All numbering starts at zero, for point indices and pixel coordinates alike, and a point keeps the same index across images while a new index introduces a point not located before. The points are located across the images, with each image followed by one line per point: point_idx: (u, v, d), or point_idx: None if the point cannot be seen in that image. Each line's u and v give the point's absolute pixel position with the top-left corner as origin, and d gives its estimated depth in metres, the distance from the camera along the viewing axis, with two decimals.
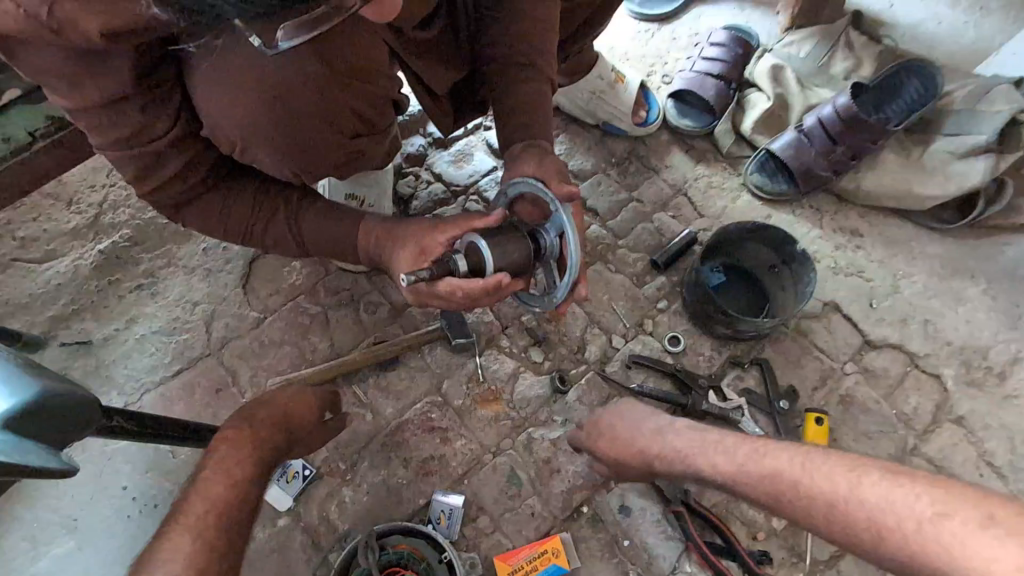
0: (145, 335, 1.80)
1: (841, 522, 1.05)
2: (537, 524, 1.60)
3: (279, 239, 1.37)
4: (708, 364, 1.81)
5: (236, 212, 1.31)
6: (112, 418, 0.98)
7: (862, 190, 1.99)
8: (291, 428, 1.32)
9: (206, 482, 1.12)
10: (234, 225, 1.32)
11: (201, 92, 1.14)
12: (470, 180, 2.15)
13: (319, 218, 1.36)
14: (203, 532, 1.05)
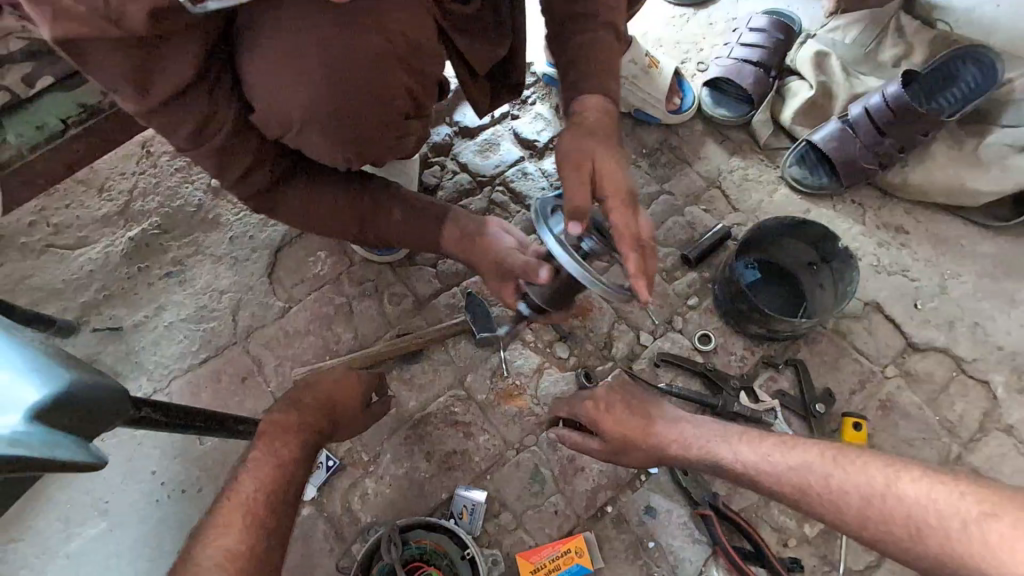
0: (174, 322, 1.82)
1: (877, 516, 1.02)
2: (560, 522, 1.58)
3: (355, 229, 1.41)
4: (740, 364, 1.75)
5: (318, 199, 1.34)
6: (141, 408, 0.98)
7: (909, 185, 1.89)
8: (334, 413, 1.32)
9: (256, 461, 1.17)
10: (316, 211, 1.35)
11: (255, 73, 1.13)
12: (497, 170, 2.11)
13: (406, 214, 1.42)
14: (252, 509, 1.10)
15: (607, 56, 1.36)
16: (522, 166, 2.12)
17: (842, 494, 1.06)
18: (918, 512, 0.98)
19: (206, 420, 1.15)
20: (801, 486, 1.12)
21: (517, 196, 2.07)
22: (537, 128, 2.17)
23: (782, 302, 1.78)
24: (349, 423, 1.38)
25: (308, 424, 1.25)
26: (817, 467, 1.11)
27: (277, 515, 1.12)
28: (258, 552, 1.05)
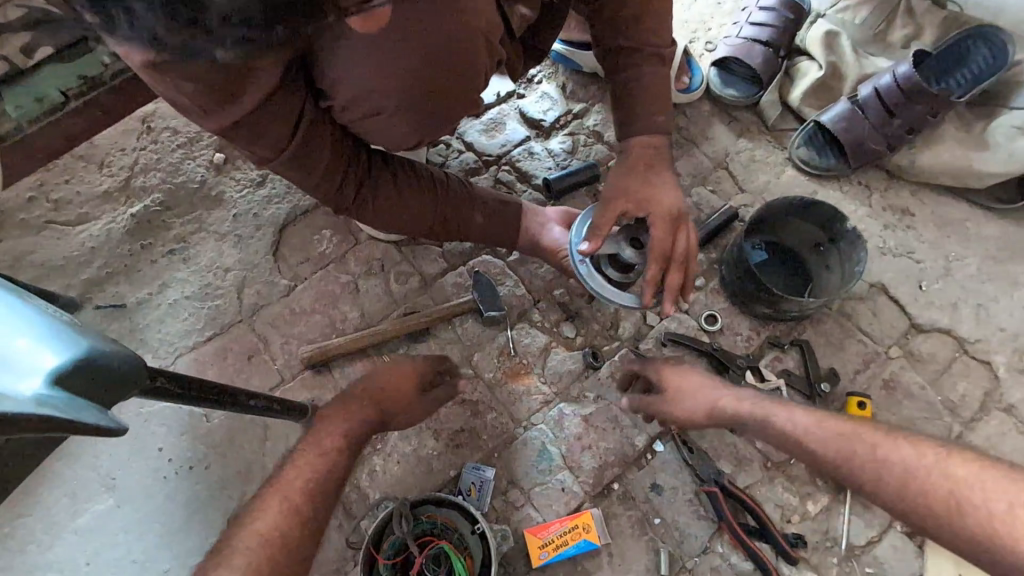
0: (178, 300, 1.80)
1: (920, 489, 1.07)
2: (567, 499, 1.59)
3: (444, 232, 1.55)
4: (745, 344, 1.76)
5: (411, 202, 1.45)
6: (157, 379, 0.97)
7: (916, 167, 1.89)
8: (386, 406, 1.37)
9: (302, 450, 1.25)
10: (410, 214, 1.47)
11: (338, 69, 1.10)
12: (503, 149, 2.09)
13: (485, 216, 1.57)
14: (289, 496, 1.18)
15: (653, 81, 1.43)
16: (528, 146, 2.10)
17: (887, 465, 1.11)
18: (962, 490, 1.03)
19: (221, 394, 1.14)
20: (846, 454, 1.16)
21: (524, 176, 2.05)
22: (543, 107, 2.15)
23: (789, 283, 1.79)
24: (409, 411, 1.42)
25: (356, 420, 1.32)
26: (868, 438, 1.16)
27: (314, 505, 1.18)
28: (288, 539, 1.13)
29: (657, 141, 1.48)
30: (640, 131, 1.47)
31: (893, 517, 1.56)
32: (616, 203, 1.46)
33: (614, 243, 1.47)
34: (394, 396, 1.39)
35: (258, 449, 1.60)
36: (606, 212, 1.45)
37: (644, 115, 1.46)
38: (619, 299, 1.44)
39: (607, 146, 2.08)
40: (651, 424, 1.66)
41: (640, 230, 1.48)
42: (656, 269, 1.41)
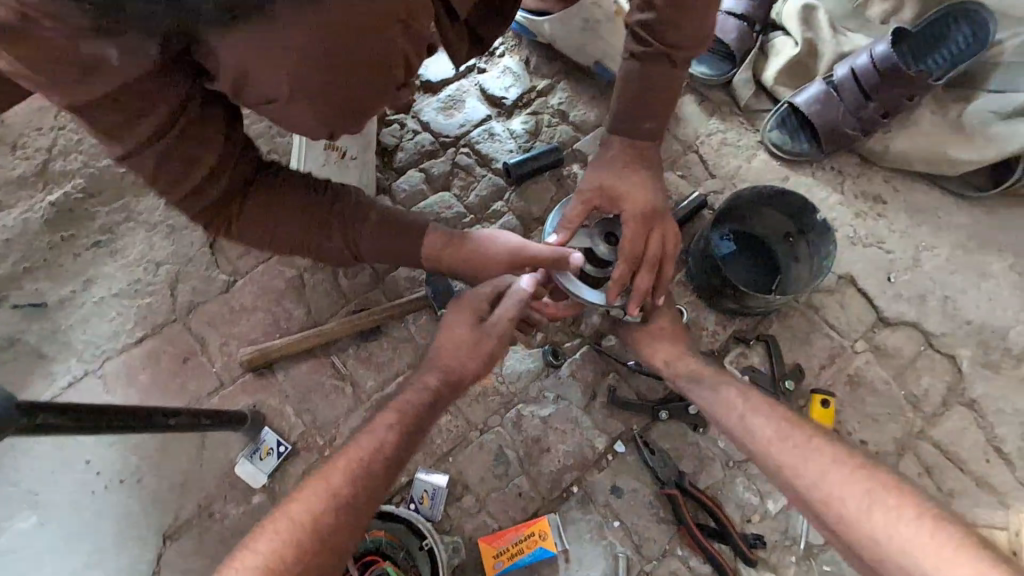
0: (105, 298, 1.66)
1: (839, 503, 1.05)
2: (524, 504, 1.54)
3: (332, 256, 1.31)
4: (710, 339, 1.70)
5: (279, 221, 1.23)
6: (40, 416, 0.87)
7: (891, 153, 1.81)
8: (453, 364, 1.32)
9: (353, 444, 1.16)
10: (278, 232, 1.24)
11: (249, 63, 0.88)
12: (461, 130, 1.95)
13: (375, 230, 1.30)
14: (353, 469, 1.11)
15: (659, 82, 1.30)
16: (488, 127, 1.95)
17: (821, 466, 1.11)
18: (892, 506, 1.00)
19: (133, 417, 1.05)
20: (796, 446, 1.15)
21: (483, 158, 1.91)
22: (505, 83, 2.00)
23: (757, 276, 1.72)
24: (471, 351, 1.33)
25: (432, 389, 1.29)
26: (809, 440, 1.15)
27: (370, 481, 1.11)
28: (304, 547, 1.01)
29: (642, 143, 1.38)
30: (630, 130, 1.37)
31: None
32: (588, 195, 1.37)
33: (588, 236, 1.38)
34: (458, 350, 1.33)
35: (196, 459, 1.51)
36: (579, 201, 1.37)
37: (642, 117, 1.36)
38: (586, 295, 1.31)
39: (572, 126, 1.95)
40: (612, 424, 1.61)
41: (615, 226, 1.40)
42: (625, 267, 1.30)
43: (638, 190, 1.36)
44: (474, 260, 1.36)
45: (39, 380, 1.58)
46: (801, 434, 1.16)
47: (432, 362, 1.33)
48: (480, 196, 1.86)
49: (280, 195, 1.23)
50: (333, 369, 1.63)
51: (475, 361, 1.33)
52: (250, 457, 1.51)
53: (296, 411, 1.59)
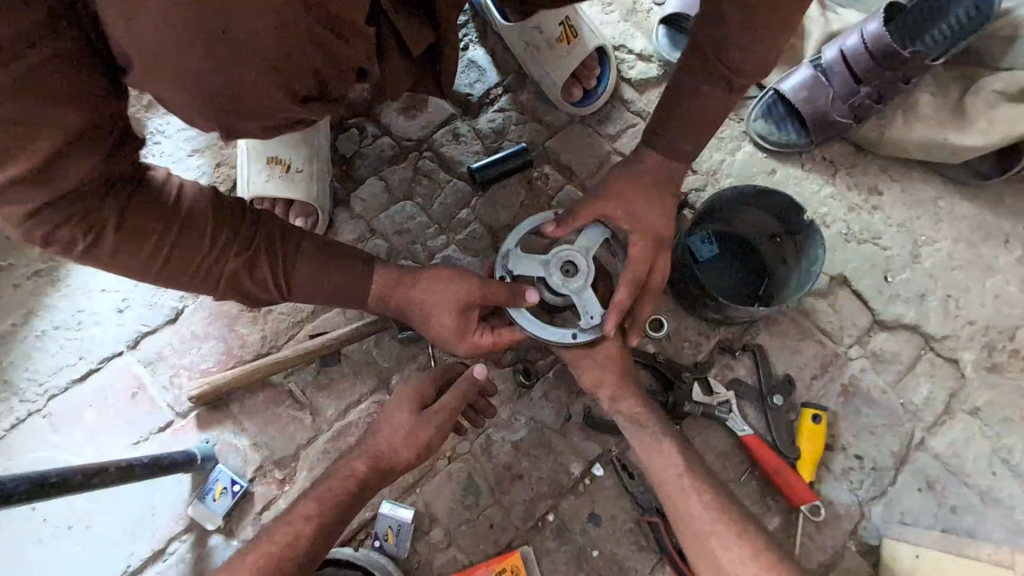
0: (47, 331, 1.56)
1: None
2: (496, 537, 1.45)
3: (255, 289, 1.15)
4: (694, 350, 1.58)
5: (188, 246, 1.05)
6: None
7: (888, 141, 1.66)
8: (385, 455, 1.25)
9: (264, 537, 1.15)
10: (188, 262, 1.06)
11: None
12: (424, 132, 1.79)
13: (309, 265, 1.17)
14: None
15: (713, 105, 1.18)
16: (453, 127, 1.80)
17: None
18: None
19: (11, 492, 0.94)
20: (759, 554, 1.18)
21: (448, 162, 1.77)
22: (470, 79, 1.85)
23: (742, 282, 1.59)
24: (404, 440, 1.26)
25: (357, 467, 1.24)
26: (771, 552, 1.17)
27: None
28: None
29: (676, 162, 1.27)
30: (672, 146, 1.24)
31: (845, 536, 1.44)
32: (603, 207, 1.25)
33: (545, 257, 1.26)
34: (393, 435, 1.27)
35: (147, 501, 1.43)
36: (591, 211, 1.25)
37: (691, 136, 1.23)
38: (521, 321, 1.26)
39: (541, 124, 1.81)
40: (589, 447, 1.51)
41: (580, 254, 1.26)
42: (625, 291, 1.21)
43: (660, 215, 1.25)
44: (418, 310, 1.24)
45: None
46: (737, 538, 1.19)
47: (365, 447, 1.27)
48: (444, 204, 1.73)
49: (194, 218, 1.06)
50: (290, 398, 1.54)
51: (410, 452, 1.25)
52: (203, 498, 1.42)
53: (253, 444, 1.50)
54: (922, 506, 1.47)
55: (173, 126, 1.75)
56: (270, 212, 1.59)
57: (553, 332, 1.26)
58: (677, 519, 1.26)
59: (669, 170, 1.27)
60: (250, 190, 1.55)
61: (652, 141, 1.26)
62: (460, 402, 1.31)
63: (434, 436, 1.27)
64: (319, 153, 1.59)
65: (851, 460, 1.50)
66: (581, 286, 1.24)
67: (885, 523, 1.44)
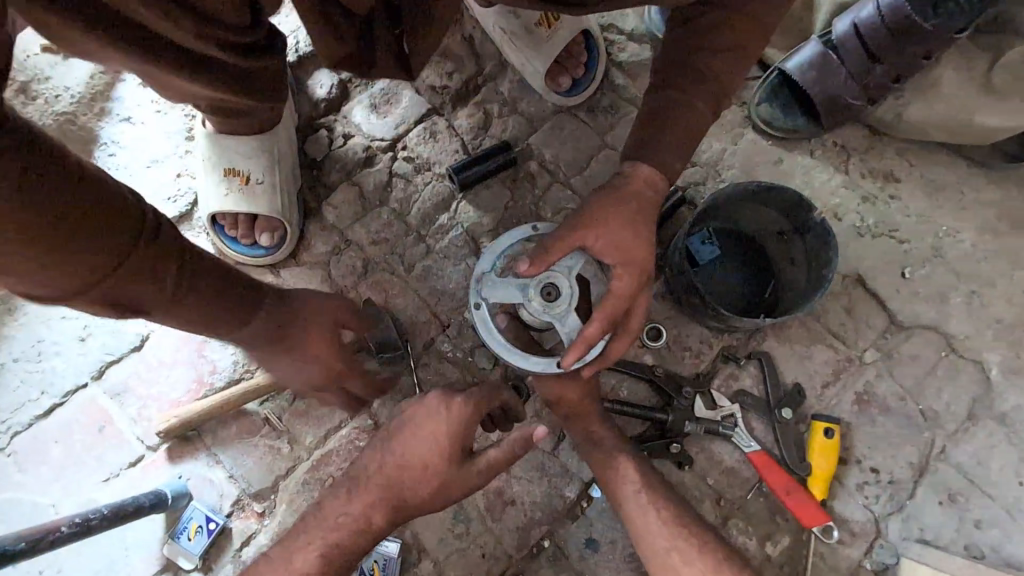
0: (6, 364, 1.46)
1: None
2: (488, 566, 1.37)
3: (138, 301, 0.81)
4: (695, 360, 1.46)
5: (85, 245, 0.70)
6: None
7: (903, 123, 1.53)
8: (402, 494, 1.06)
9: None
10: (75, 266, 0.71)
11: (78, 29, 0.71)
12: (399, 130, 1.66)
13: (204, 297, 0.89)
14: None
15: (694, 122, 1.10)
16: (430, 123, 1.66)
17: None
18: None
19: None
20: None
21: (426, 162, 1.64)
22: (446, 69, 1.70)
23: (744, 284, 1.47)
24: (427, 475, 1.06)
25: (365, 515, 1.06)
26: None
27: None
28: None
29: (664, 181, 1.13)
30: (661, 163, 1.12)
31: (860, 555, 1.35)
32: (579, 236, 1.09)
33: (522, 281, 1.15)
34: (409, 472, 1.06)
35: (121, 542, 1.36)
36: (565, 239, 1.09)
37: (676, 152, 1.12)
38: (501, 351, 1.15)
39: (525, 117, 1.67)
40: (585, 468, 1.42)
41: (560, 275, 1.15)
42: (597, 326, 1.07)
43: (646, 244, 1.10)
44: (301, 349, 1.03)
45: None
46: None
47: (373, 482, 1.07)
48: (422, 209, 1.60)
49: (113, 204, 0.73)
50: (267, 426, 1.45)
51: (425, 489, 1.05)
52: (178, 538, 1.36)
53: (229, 476, 1.42)
54: (944, 521, 1.37)
55: (128, 135, 1.62)
56: (234, 228, 1.49)
57: (535, 361, 1.15)
58: (639, 542, 1.19)
59: (658, 190, 1.12)
60: (208, 207, 1.45)
61: (642, 156, 1.12)
62: (505, 461, 1.09)
63: (450, 476, 1.06)
64: (281, 162, 1.46)
65: (866, 473, 1.40)
66: (565, 310, 1.13)
67: (902, 540, 1.35)
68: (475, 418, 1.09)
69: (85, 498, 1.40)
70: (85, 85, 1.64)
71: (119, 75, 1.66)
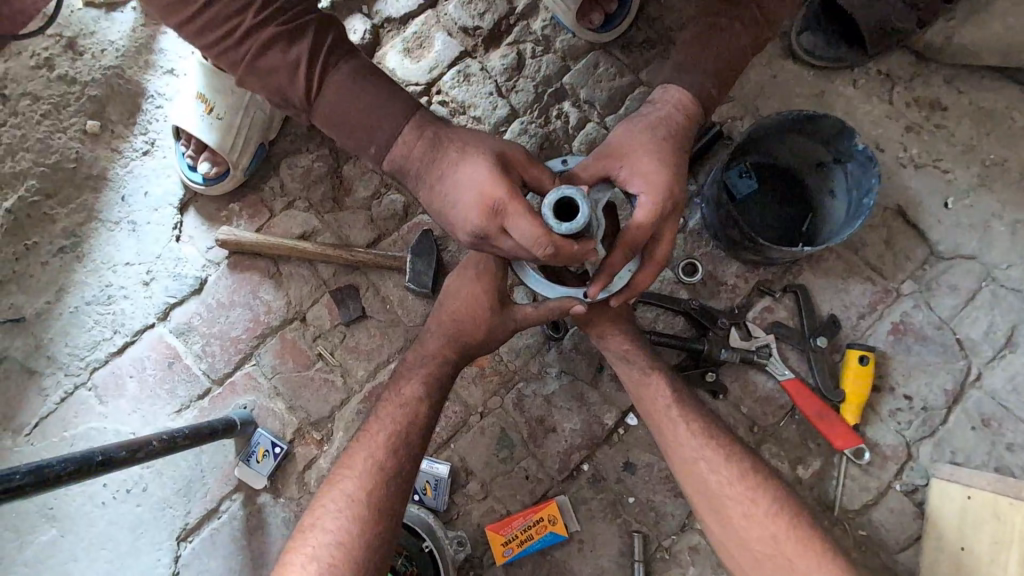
0: (80, 307, 1.57)
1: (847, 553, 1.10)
2: (532, 487, 1.46)
3: (268, 78, 1.03)
4: (731, 294, 1.49)
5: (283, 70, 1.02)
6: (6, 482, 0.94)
7: (954, 46, 1.48)
8: (460, 333, 1.27)
9: (319, 497, 1.16)
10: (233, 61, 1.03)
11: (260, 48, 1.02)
12: (433, 73, 1.66)
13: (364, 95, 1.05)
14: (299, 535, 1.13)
15: (734, 47, 1.15)
16: (464, 66, 1.66)
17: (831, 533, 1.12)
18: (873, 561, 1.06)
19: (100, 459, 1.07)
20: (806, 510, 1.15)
21: (460, 106, 1.64)
22: (477, 9, 1.69)
23: (780, 217, 1.47)
24: (477, 324, 1.25)
25: (438, 355, 1.27)
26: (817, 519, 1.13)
27: (374, 553, 1.10)
28: (372, 498, 1.13)
29: (695, 107, 1.16)
30: (692, 87, 1.16)
31: (891, 477, 1.40)
32: (605, 164, 1.13)
33: None
34: (464, 319, 1.26)
35: (197, 464, 1.50)
36: (591, 168, 1.14)
37: (711, 76, 1.16)
38: (531, 282, 1.21)
39: (558, 56, 1.66)
40: (622, 397, 1.49)
41: None
42: (620, 255, 1.10)
43: (677, 167, 1.12)
44: (451, 166, 1.07)
45: (31, 396, 1.53)
46: (790, 501, 1.14)
47: (434, 327, 1.29)
48: None
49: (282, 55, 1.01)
50: (321, 361, 1.55)
51: (481, 332, 1.26)
52: (249, 461, 1.48)
53: (289, 407, 1.53)
54: (976, 444, 1.40)
55: (172, 87, 1.67)
56: (230, 165, 1.54)
57: (561, 290, 1.20)
58: (667, 449, 1.24)
59: (688, 115, 1.15)
60: (206, 141, 1.51)
61: (674, 81, 1.17)
62: (540, 315, 1.23)
63: (496, 320, 1.25)
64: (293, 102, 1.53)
65: (899, 400, 1.43)
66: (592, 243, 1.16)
67: (933, 463, 1.39)
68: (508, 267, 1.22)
69: (161, 426, 1.53)
70: (128, 37, 1.68)
71: (160, 27, 1.70)
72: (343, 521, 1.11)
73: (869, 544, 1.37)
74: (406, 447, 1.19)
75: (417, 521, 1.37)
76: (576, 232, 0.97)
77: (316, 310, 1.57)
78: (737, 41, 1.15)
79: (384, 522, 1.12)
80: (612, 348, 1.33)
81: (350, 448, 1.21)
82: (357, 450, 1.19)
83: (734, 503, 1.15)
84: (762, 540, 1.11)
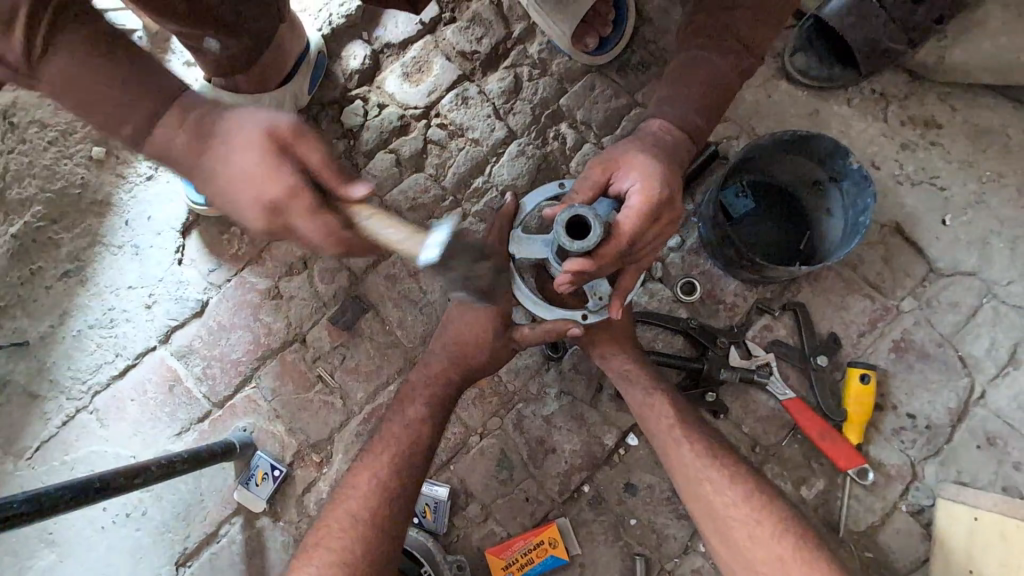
0: (83, 330, 1.58)
1: None
2: (532, 510, 1.45)
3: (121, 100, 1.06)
4: (730, 312, 1.49)
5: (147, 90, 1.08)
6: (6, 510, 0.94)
7: (947, 65, 1.49)
8: (463, 357, 1.26)
9: (318, 526, 1.15)
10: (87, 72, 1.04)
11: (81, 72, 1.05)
12: (432, 96, 1.69)
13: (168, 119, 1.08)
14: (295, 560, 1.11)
15: (715, 81, 1.16)
16: (462, 90, 1.69)
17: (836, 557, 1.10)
18: None
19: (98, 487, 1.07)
20: (811, 533, 1.13)
21: (459, 128, 1.67)
22: (475, 33, 1.72)
23: (777, 235, 1.47)
24: (480, 347, 1.25)
25: (440, 379, 1.27)
26: (822, 542, 1.12)
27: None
28: (374, 523, 1.13)
29: (681, 131, 1.18)
30: (676, 118, 1.18)
31: (897, 497, 1.38)
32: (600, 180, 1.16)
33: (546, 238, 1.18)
34: (469, 344, 1.26)
35: (196, 487, 1.50)
36: (587, 186, 1.17)
37: (695, 107, 1.18)
38: (531, 305, 1.27)
39: (555, 78, 1.68)
40: (622, 417, 1.48)
41: None
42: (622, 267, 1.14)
43: (673, 184, 1.12)
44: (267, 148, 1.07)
45: (34, 420, 1.54)
46: (794, 524, 1.13)
47: (436, 351, 1.30)
48: (458, 173, 1.64)
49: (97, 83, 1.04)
50: (320, 383, 1.55)
51: (484, 356, 1.26)
52: (248, 484, 1.48)
53: (289, 429, 1.53)
54: (984, 462, 1.38)
55: None
56: None
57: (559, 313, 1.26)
58: (670, 471, 1.23)
59: (676, 139, 1.17)
60: None
61: (656, 113, 1.20)
62: (537, 338, 1.23)
63: (497, 344, 1.26)
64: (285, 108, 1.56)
65: (903, 419, 1.42)
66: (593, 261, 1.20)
67: (940, 483, 1.37)
68: (509, 293, 1.24)
69: (161, 448, 1.53)
70: None
71: (165, 55, 1.73)
72: (345, 547, 1.10)
73: (877, 567, 1.35)
74: (405, 472, 1.18)
75: (415, 547, 1.36)
76: (588, 250, 1.04)
77: (317, 332, 1.57)
78: (721, 72, 1.16)
79: (384, 548, 1.12)
80: (610, 369, 1.32)
81: (348, 473, 1.21)
82: (353, 476, 1.19)
83: (740, 526, 1.13)
84: (768, 564, 1.09)
